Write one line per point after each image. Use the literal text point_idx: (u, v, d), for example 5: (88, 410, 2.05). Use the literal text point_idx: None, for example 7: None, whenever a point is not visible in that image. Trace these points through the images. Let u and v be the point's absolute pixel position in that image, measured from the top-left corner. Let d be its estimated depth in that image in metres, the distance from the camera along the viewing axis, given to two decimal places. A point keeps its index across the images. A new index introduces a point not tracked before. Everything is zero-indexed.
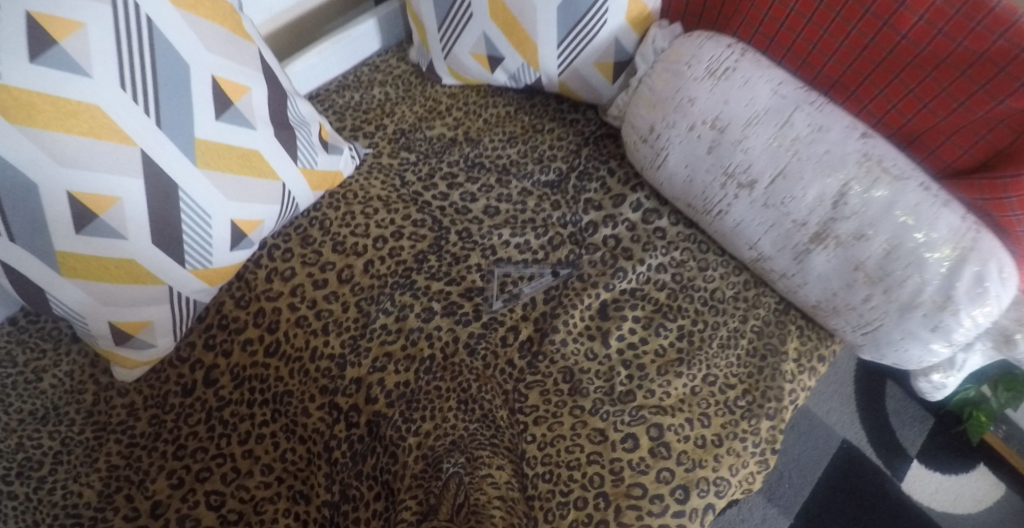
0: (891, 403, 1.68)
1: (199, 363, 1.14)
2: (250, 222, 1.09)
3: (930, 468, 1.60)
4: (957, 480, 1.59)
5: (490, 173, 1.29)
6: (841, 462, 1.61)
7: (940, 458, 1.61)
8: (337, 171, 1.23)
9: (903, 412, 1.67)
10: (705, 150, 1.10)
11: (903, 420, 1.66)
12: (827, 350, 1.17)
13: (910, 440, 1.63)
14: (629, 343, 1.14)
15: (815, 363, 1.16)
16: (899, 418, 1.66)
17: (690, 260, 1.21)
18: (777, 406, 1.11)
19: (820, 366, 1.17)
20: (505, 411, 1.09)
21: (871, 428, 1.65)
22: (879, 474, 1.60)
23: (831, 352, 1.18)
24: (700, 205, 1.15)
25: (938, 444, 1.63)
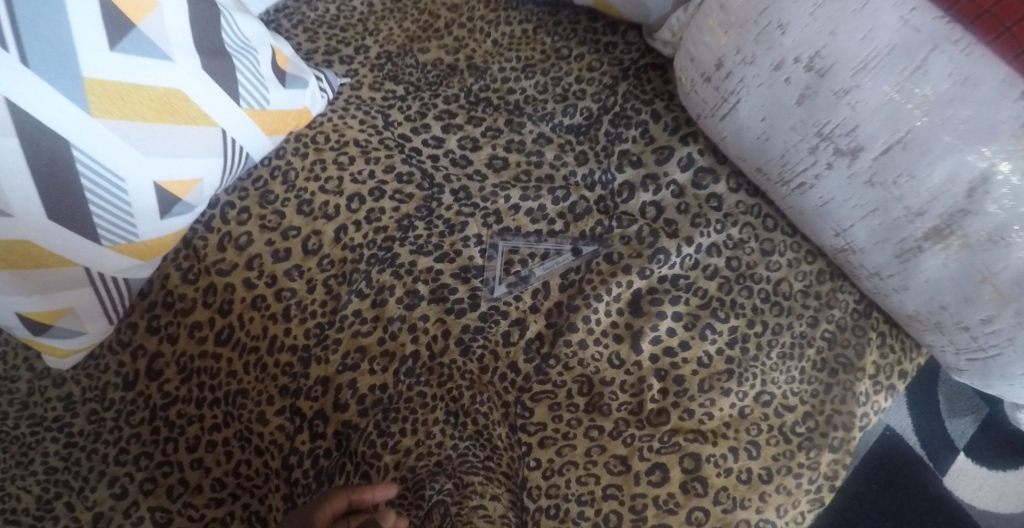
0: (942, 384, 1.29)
1: (141, 350, 0.94)
2: (182, 183, 0.85)
3: (976, 461, 1.22)
4: (1004, 476, 1.22)
5: (501, 114, 1.04)
6: (881, 451, 1.24)
7: (993, 449, 1.23)
8: (301, 109, 0.97)
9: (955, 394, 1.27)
10: (793, 99, 0.80)
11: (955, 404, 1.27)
12: (911, 364, 0.94)
13: (960, 430, 1.25)
14: (665, 348, 0.90)
15: (895, 381, 0.93)
16: (950, 401, 1.27)
17: (750, 241, 0.95)
18: (844, 436, 0.89)
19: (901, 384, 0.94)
20: (504, 429, 0.88)
21: (917, 411, 1.27)
22: (926, 472, 1.23)
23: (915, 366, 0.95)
24: (775, 173, 0.87)
25: (994, 436, 1.24)
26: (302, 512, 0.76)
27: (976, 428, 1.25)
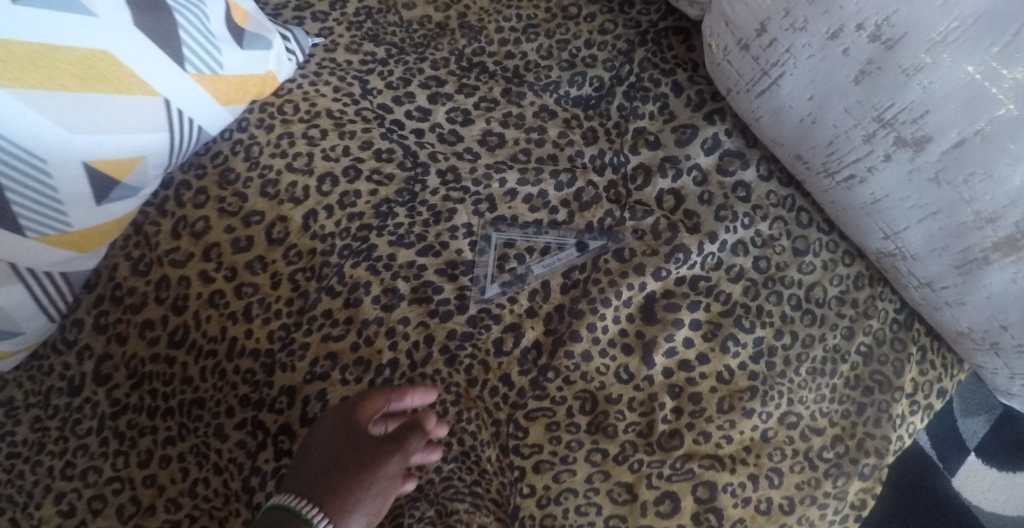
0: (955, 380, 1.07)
1: (88, 351, 0.83)
2: (118, 163, 0.73)
3: (989, 464, 1.03)
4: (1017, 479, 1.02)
5: (498, 82, 0.90)
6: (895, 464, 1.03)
7: (1009, 450, 1.04)
8: (263, 74, 0.83)
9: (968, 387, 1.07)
10: (849, 76, 0.67)
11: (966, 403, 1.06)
12: (950, 382, 0.85)
13: (972, 430, 1.05)
14: (681, 362, 0.78)
15: (932, 400, 0.83)
16: (960, 395, 1.07)
17: (782, 238, 0.82)
18: (876, 463, 0.79)
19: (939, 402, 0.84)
20: (495, 450, 0.77)
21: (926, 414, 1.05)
22: (932, 475, 1.03)
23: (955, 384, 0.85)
24: (819, 162, 0.74)
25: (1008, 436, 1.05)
26: (340, 410, 0.69)
27: (991, 427, 1.05)
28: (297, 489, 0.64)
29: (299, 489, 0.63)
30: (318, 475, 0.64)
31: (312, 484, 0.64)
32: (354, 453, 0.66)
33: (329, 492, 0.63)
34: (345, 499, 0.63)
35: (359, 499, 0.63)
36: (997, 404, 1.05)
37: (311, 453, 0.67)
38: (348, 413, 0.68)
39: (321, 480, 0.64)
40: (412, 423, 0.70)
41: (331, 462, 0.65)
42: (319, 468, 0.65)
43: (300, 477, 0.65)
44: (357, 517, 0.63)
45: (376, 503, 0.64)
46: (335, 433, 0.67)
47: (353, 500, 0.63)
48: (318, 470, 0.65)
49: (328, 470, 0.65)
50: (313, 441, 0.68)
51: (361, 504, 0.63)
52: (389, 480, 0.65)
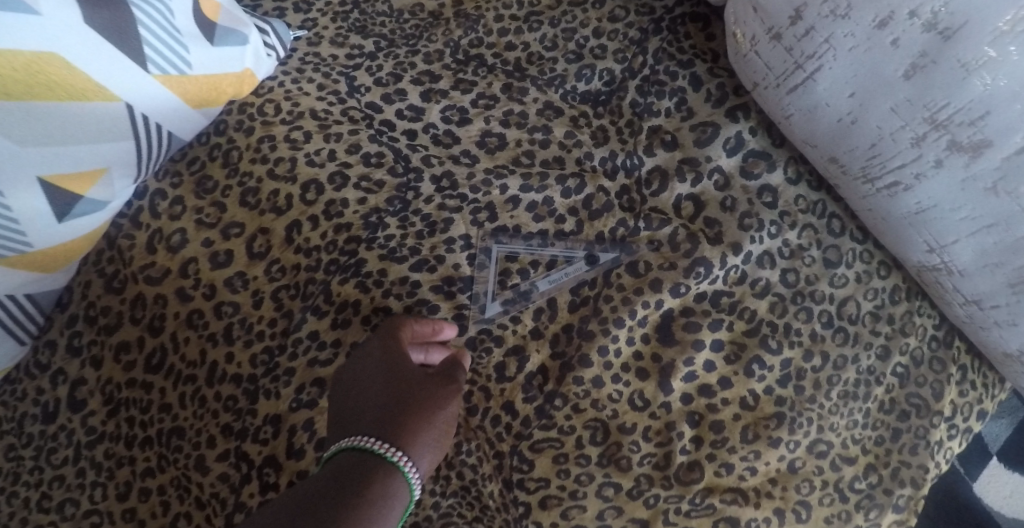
0: None
1: (62, 375, 0.77)
2: (78, 176, 0.66)
3: (1012, 469, 0.93)
4: None
5: (497, 77, 0.83)
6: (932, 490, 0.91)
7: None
8: (239, 72, 0.76)
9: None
10: (898, 71, 0.59)
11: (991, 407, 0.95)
12: (992, 403, 0.77)
13: (996, 433, 0.95)
14: (701, 386, 0.71)
15: (973, 423, 0.76)
16: None
17: (811, 248, 0.75)
18: (911, 494, 0.72)
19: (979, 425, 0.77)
20: (497, 485, 0.70)
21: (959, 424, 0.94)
22: (953, 478, 0.93)
23: (997, 405, 0.77)
24: (858, 166, 0.66)
25: None
26: (374, 345, 0.68)
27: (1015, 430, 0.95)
28: (361, 428, 0.63)
29: (364, 429, 0.62)
30: (377, 413, 0.64)
31: (375, 422, 0.63)
32: (406, 387, 0.65)
33: (396, 428, 0.62)
34: (414, 431, 0.63)
35: (427, 431, 0.63)
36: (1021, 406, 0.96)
37: (358, 392, 0.66)
38: (386, 346, 0.67)
39: (382, 416, 0.63)
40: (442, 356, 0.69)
41: (386, 398, 0.65)
42: (375, 405, 0.64)
43: (356, 416, 0.64)
44: (430, 447, 0.63)
45: (441, 433, 0.65)
46: (379, 369, 0.66)
47: (421, 433, 0.63)
48: (375, 408, 0.64)
49: (387, 407, 0.64)
50: (355, 379, 0.66)
51: (429, 434, 0.63)
52: (447, 410, 0.66)
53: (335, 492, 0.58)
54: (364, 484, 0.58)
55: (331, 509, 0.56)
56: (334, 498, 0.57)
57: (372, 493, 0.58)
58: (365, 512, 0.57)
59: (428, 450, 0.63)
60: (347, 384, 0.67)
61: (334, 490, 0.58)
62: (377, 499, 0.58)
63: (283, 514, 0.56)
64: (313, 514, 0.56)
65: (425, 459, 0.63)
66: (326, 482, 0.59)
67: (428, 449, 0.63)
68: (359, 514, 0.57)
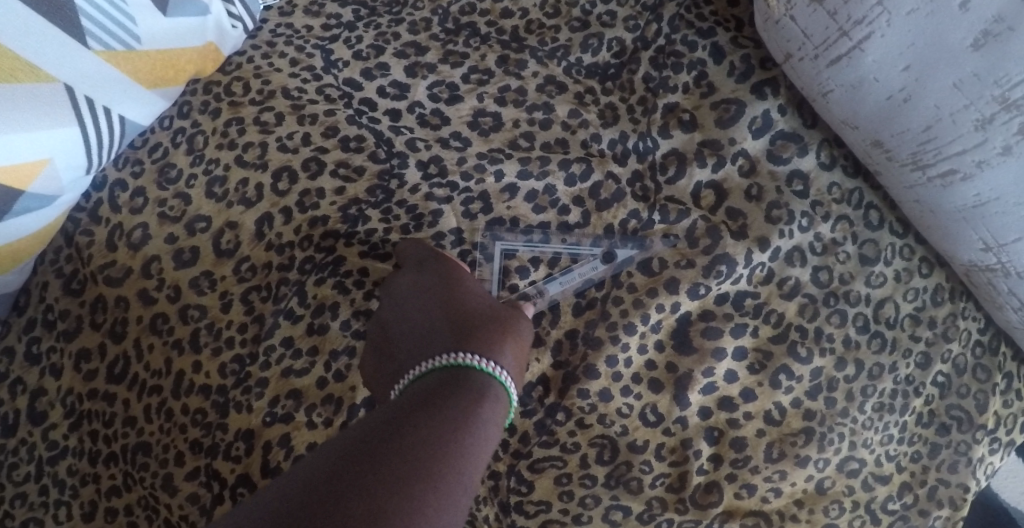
0: None
1: (21, 385, 0.69)
2: (21, 169, 0.58)
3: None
4: None
5: (491, 48, 0.74)
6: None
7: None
8: (200, 46, 0.67)
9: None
10: (966, 40, 0.49)
11: None
12: None
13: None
14: (721, 399, 0.64)
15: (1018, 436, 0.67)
16: None
17: (846, 243, 0.66)
18: (949, 516, 0.64)
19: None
20: (493, 509, 0.63)
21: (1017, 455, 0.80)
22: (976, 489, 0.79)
23: None
24: (908, 152, 0.57)
25: None
26: (424, 277, 0.62)
27: None
28: (433, 347, 0.55)
29: (436, 346, 0.55)
30: (446, 329, 0.57)
31: (445, 339, 0.56)
32: (468, 306, 0.59)
33: (470, 335, 0.55)
34: (493, 341, 0.56)
35: (507, 343, 0.57)
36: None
37: (415, 323, 0.59)
38: (433, 274, 0.62)
39: (452, 331, 0.56)
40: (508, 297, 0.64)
41: (452, 315, 0.58)
42: (441, 325, 0.58)
43: (420, 341, 0.57)
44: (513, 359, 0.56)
45: (519, 344, 0.58)
46: (434, 293, 0.60)
47: (503, 341, 0.57)
48: (441, 329, 0.57)
49: (455, 323, 0.57)
50: (408, 312, 0.60)
51: (509, 343, 0.57)
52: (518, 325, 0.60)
53: (428, 406, 0.49)
54: (456, 399, 0.50)
55: (422, 428, 0.47)
56: (425, 418, 0.48)
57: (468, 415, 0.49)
58: (465, 431, 0.48)
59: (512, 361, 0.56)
60: (400, 320, 0.60)
61: (427, 407, 0.49)
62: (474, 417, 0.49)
63: (368, 435, 0.46)
64: (402, 434, 0.46)
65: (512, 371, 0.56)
66: (416, 399, 0.50)
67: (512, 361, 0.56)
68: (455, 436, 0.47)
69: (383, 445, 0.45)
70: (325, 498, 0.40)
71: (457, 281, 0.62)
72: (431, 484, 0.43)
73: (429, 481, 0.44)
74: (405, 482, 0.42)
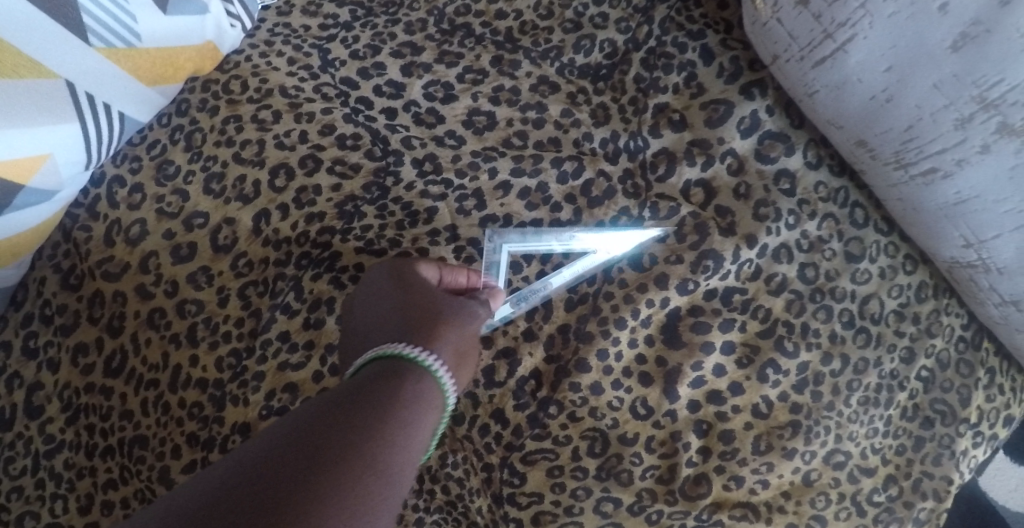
0: None
1: (18, 379, 0.70)
2: (20, 164, 0.59)
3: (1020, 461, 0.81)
4: None
5: (486, 48, 0.75)
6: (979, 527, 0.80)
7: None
8: (200, 45, 0.68)
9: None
10: (945, 42, 0.51)
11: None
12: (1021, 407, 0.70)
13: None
14: (709, 393, 0.65)
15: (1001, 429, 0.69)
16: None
17: (832, 240, 0.67)
18: (934, 508, 0.65)
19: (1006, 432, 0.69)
20: (486, 500, 0.64)
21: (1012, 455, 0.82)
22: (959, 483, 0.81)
23: None
24: (891, 151, 0.59)
25: None
26: (387, 275, 0.60)
27: None
28: (376, 341, 0.54)
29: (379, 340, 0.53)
30: (393, 323, 0.55)
31: (390, 332, 0.54)
32: (425, 299, 0.57)
33: (415, 331, 0.53)
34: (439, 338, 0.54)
35: (452, 346, 0.54)
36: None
37: (373, 317, 0.57)
38: (397, 269, 0.60)
39: (398, 325, 0.54)
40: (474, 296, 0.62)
41: (404, 309, 0.56)
42: (396, 319, 0.55)
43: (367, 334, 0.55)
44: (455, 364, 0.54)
45: (466, 351, 0.56)
46: (392, 290, 0.58)
47: (450, 343, 0.54)
48: (395, 323, 0.55)
49: (404, 317, 0.55)
50: (364, 304, 0.59)
51: (453, 347, 0.54)
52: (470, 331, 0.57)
53: (357, 395, 0.48)
54: (390, 389, 0.49)
55: (337, 433, 0.45)
56: (342, 421, 0.46)
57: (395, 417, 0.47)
58: (396, 421, 0.47)
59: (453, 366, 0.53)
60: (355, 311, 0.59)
61: (358, 398, 0.48)
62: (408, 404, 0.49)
63: (280, 438, 0.45)
64: (313, 439, 0.45)
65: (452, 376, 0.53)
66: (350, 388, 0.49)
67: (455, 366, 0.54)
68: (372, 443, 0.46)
69: (290, 451, 0.44)
70: (215, 510, 0.41)
71: (415, 278, 0.59)
72: (332, 495, 0.42)
73: (332, 493, 0.42)
74: (323, 482, 0.43)
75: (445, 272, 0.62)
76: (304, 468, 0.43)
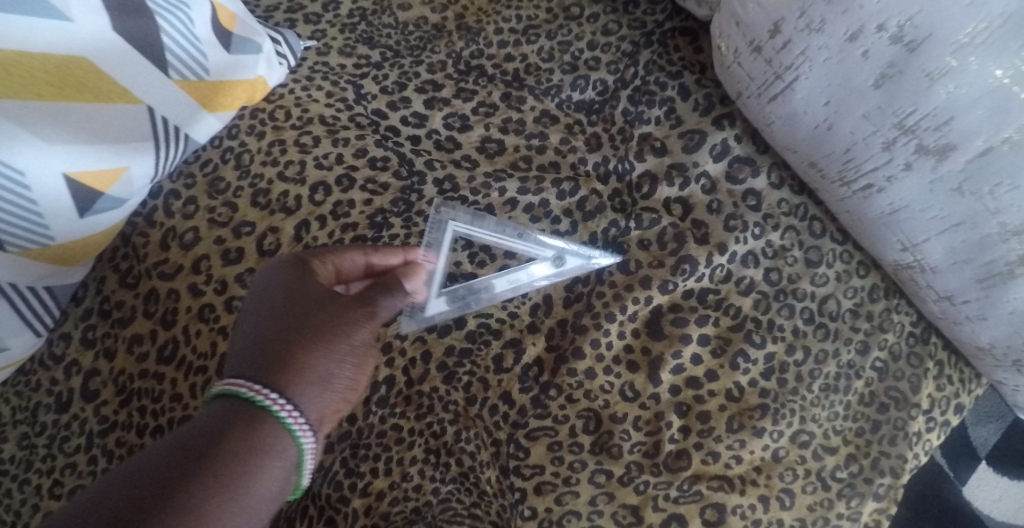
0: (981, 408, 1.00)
1: (77, 366, 0.80)
2: (102, 173, 0.69)
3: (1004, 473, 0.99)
4: None
5: (496, 86, 0.87)
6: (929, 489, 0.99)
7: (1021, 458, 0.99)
8: (253, 79, 0.81)
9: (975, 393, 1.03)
10: (869, 81, 0.63)
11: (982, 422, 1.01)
12: (969, 396, 0.80)
13: (984, 437, 1.00)
14: (688, 379, 0.75)
15: (951, 416, 0.79)
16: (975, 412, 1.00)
17: (793, 249, 0.79)
18: (891, 483, 0.75)
19: (956, 418, 0.80)
20: (495, 472, 0.74)
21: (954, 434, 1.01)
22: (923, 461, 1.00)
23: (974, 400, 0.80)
24: (835, 171, 0.71)
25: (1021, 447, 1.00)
26: (280, 271, 0.62)
27: (1002, 433, 1.00)
28: (242, 369, 0.57)
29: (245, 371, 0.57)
30: (272, 339, 0.58)
31: (260, 362, 0.57)
32: (309, 309, 0.60)
33: (282, 368, 0.57)
34: (307, 372, 0.57)
35: (317, 384, 0.58)
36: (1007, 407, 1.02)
37: (259, 320, 0.60)
38: (297, 263, 0.63)
39: (270, 354, 0.58)
40: (381, 285, 0.66)
41: (284, 321, 0.59)
42: (276, 334, 0.58)
43: (244, 344, 0.59)
44: (322, 403, 0.58)
45: (335, 377, 0.59)
46: (282, 291, 0.61)
47: (323, 374, 0.58)
48: (277, 339, 0.58)
49: (284, 338, 0.58)
50: (257, 294, 0.62)
51: (322, 379, 0.58)
52: (354, 352, 0.60)
53: (217, 439, 0.54)
54: (243, 438, 0.54)
55: (184, 473, 0.52)
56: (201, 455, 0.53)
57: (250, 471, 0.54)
58: (240, 474, 0.53)
59: (318, 409, 0.57)
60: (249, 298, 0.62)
61: (214, 442, 0.53)
62: (256, 453, 0.54)
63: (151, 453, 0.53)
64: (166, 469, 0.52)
65: (316, 421, 0.57)
66: (214, 425, 0.54)
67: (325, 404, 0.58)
68: (213, 492, 0.51)
69: (145, 477, 0.51)
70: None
71: (305, 280, 0.62)
72: None
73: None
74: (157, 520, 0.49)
75: (371, 253, 0.68)
76: (146, 496, 0.50)
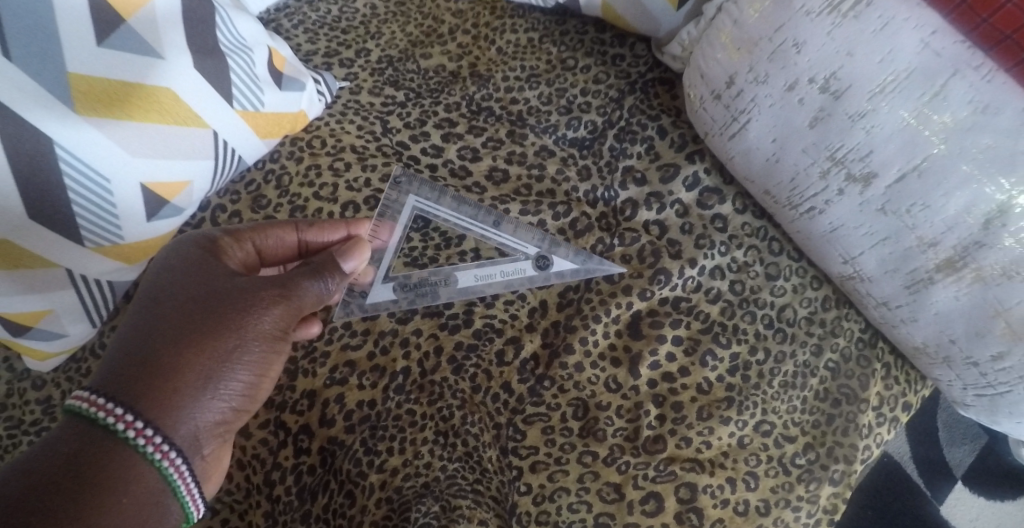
0: (942, 418, 1.20)
1: None
2: (171, 185, 0.82)
3: (976, 491, 1.15)
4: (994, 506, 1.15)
5: (503, 124, 1.02)
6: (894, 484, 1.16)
7: (991, 479, 1.16)
8: (296, 112, 0.95)
9: (952, 418, 1.20)
10: (804, 122, 0.78)
11: (952, 440, 1.19)
12: (914, 396, 0.92)
13: (959, 457, 1.18)
14: (664, 374, 0.87)
15: (898, 413, 0.91)
16: (945, 426, 1.19)
17: (755, 264, 0.92)
18: (844, 470, 0.85)
19: (904, 416, 0.92)
20: (495, 451, 0.84)
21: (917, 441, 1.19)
22: (886, 462, 1.18)
23: (919, 399, 0.93)
24: (784, 197, 0.85)
25: (991, 466, 1.17)
26: (183, 272, 0.71)
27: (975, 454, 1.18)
28: (129, 376, 0.65)
29: (123, 379, 0.65)
30: (167, 342, 0.67)
31: (145, 371, 0.65)
32: (208, 311, 0.68)
33: (166, 375, 0.65)
34: (189, 381, 0.66)
35: (200, 389, 0.66)
36: (981, 433, 1.19)
37: (158, 319, 0.68)
38: (202, 264, 0.72)
39: (156, 360, 0.66)
40: (303, 270, 0.75)
41: (181, 325, 0.67)
42: (170, 338, 0.67)
43: (128, 345, 0.67)
44: (203, 410, 0.67)
45: (214, 385, 0.67)
46: (184, 292, 0.70)
47: (216, 375, 0.67)
48: (172, 342, 0.67)
49: (177, 340, 0.67)
50: (158, 287, 0.70)
51: (204, 384, 0.67)
52: (247, 349, 0.69)
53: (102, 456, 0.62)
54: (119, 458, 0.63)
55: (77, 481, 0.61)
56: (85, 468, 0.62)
57: (119, 496, 0.62)
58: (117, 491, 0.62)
59: (198, 414, 0.66)
60: (159, 274, 0.71)
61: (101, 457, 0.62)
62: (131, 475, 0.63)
63: (36, 453, 0.62)
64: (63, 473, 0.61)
65: (195, 428, 0.66)
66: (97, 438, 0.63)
67: (215, 403, 0.68)
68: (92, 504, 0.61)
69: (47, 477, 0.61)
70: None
71: (208, 282, 0.70)
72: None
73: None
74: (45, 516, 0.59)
75: (302, 231, 0.81)
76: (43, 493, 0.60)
